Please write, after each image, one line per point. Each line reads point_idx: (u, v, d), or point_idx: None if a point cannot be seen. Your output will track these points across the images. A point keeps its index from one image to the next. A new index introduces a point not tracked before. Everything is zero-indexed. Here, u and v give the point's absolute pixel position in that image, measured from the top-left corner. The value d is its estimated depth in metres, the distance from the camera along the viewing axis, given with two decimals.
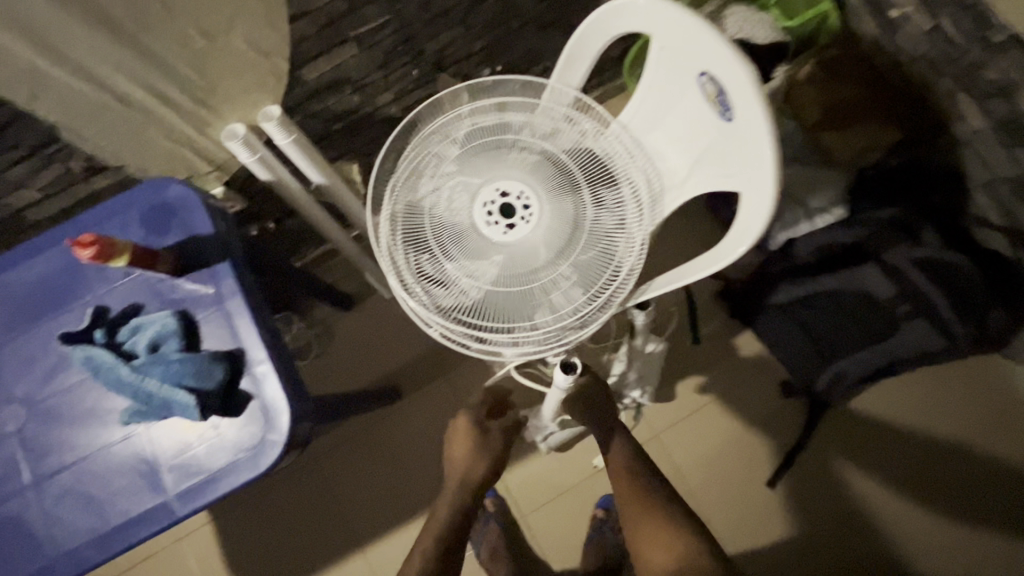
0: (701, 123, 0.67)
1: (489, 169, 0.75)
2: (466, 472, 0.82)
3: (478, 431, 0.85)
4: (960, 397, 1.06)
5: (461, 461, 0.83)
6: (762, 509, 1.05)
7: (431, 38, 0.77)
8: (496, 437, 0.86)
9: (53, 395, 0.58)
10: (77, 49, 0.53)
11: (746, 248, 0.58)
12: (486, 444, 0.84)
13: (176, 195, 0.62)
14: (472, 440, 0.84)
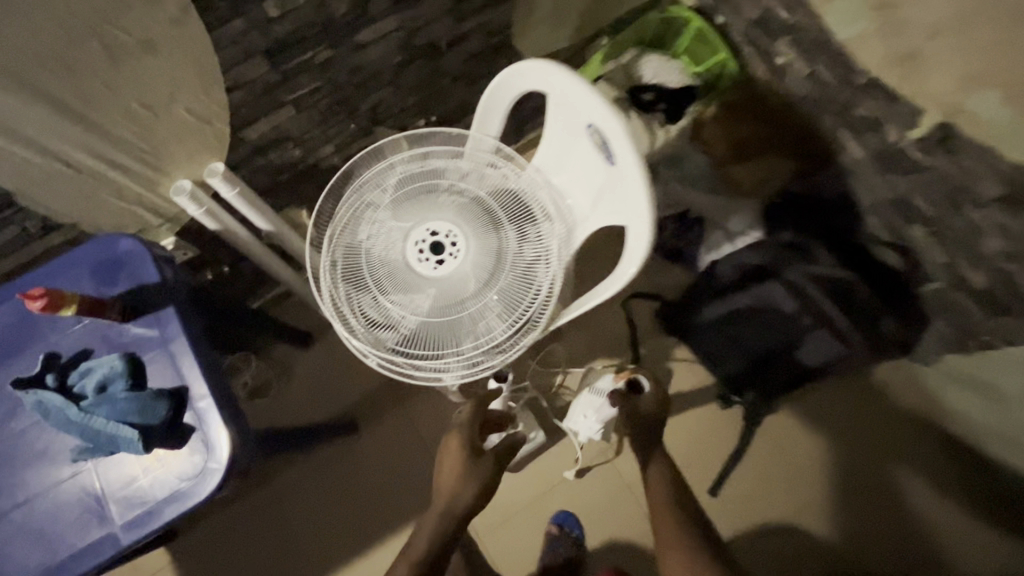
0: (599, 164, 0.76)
1: (419, 212, 0.83)
2: (454, 497, 0.84)
3: (470, 454, 0.86)
4: (891, 380, 1.17)
5: (453, 483, 0.84)
6: (773, 530, 1.12)
7: (364, 98, 0.86)
8: (491, 459, 0.87)
9: (5, 440, 0.62)
10: (31, 127, 0.60)
11: (634, 271, 0.66)
12: (477, 468, 0.85)
13: (125, 249, 0.68)
14: (469, 462, 0.85)
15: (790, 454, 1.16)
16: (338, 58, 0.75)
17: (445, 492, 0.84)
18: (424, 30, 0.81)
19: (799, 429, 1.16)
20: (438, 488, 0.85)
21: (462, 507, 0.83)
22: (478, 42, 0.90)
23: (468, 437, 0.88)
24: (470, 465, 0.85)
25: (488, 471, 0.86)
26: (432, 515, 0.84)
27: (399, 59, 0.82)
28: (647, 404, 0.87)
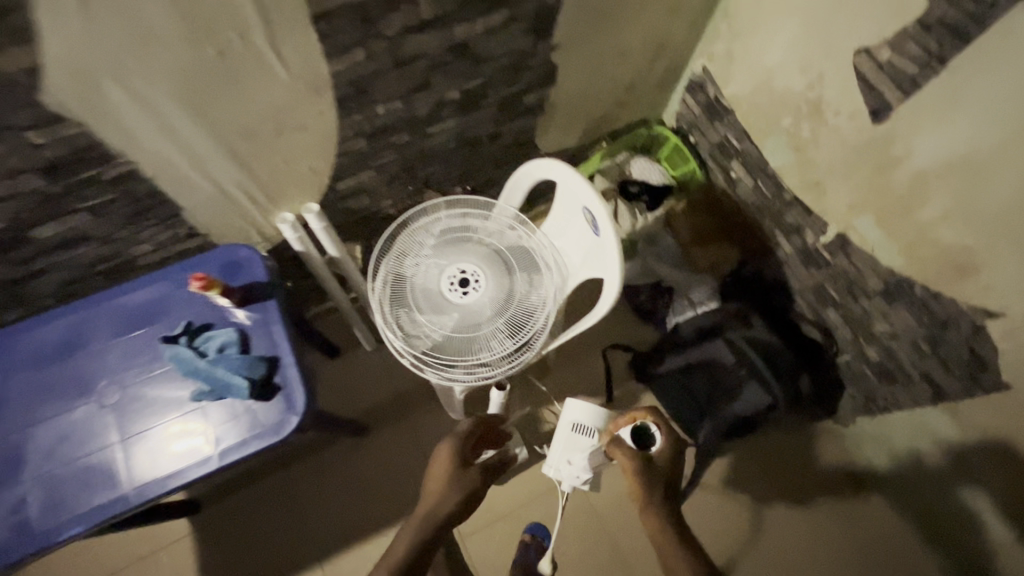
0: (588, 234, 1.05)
1: (453, 255, 1.11)
2: (437, 503, 0.99)
3: (459, 467, 1.04)
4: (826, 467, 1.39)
5: (439, 490, 1.00)
6: None
7: (422, 169, 1.16)
8: (474, 469, 1.04)
9: (146, 379, 0.87)
10: (217, 168, 0.87)
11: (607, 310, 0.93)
12: (461, 479, 1.02)
13: (245, 256, 0.95)
14: (454, 471, 1.03)
15: (740, 498, 1.37)
16: (410, 140, 1.05)
17: (430, 497, 1.00)
18: (473, 128, 1.12)
19: (744, 475, 1.39)
20: (424, 494, 1.01)
21: (443, 512, 0.98)
22: (508, 138, 1.22)
23: (458, 451, 1.06)
24: (455, 473, 1.02)
25: (470, 480, 1.03)
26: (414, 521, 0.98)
27: (452, 145, 1.13)
28: (662, 451, 0.94)
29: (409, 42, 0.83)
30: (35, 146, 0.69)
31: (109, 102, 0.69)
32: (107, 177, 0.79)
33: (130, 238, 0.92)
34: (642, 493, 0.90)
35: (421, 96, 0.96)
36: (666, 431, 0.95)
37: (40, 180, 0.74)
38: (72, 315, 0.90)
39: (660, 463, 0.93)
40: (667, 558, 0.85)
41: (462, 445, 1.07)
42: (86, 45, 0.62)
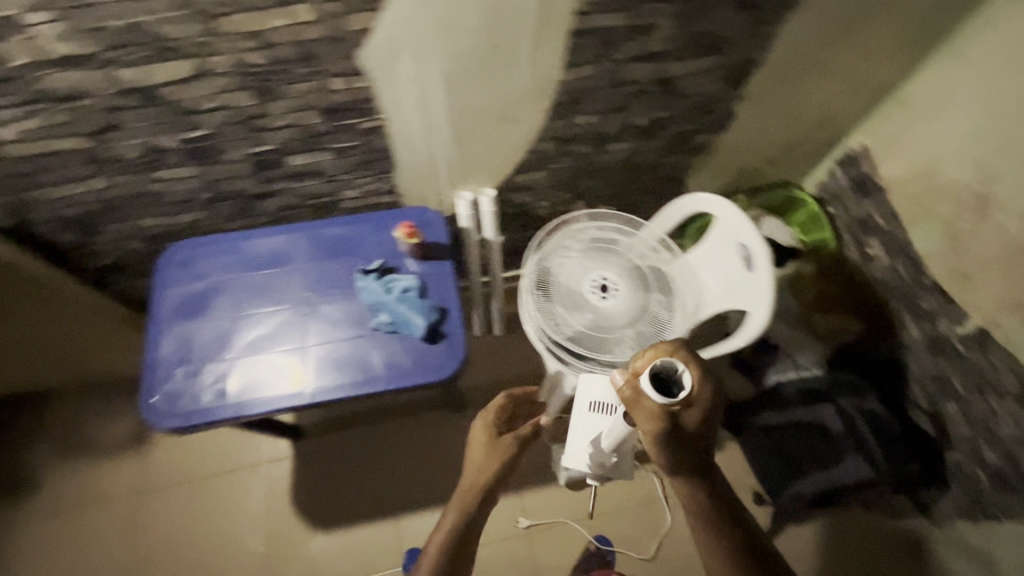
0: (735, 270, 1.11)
1: (598, 262, 1.21)
2: (480, 469, 1.08)
3: (493, 438, 1.13)
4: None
5: (479, 457, 1.09)
6: None
7: (584, 180, 1.27)
8: (504, 443, 1.12)
9: (336, 302, 1.00)
10: (437, 139, 1.01)
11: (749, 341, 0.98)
12: (496, 447, 1.11)
13: (431, 218, 1.08)
14: (487, 444, 1.11)
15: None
16: (587, 153, 1.17)
17: (472, 467, 1.09)
18: (642, 154, 1.22)
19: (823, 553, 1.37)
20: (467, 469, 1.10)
21: (484, 475, 1.07)
22: (664, 170, 1.31)
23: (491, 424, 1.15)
24: (489, 442, 1.11)
25: (502, 451, 1.11)
26: (459, 490, 1.05)
27: (618, 164, 1.24)
28: (697, 406, 0.75)
29: (629, 69, 0.95)
30: (329, 92, 0.85)
31: (396, 69, 0.84)
32: (360, 128, 0.94)
33: (345, 183, 1.07)
34: (676, 464, 0.75)
35: (615, 116, 1.07)
36: (692, 379, 0.75)
37: (316, 119, 0.89)
38: (284, 237, 1.06)
39: (694, 424, 0.75)
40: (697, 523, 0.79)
41: (490, 416, 1.16)
42: (407, 22, 0.77)
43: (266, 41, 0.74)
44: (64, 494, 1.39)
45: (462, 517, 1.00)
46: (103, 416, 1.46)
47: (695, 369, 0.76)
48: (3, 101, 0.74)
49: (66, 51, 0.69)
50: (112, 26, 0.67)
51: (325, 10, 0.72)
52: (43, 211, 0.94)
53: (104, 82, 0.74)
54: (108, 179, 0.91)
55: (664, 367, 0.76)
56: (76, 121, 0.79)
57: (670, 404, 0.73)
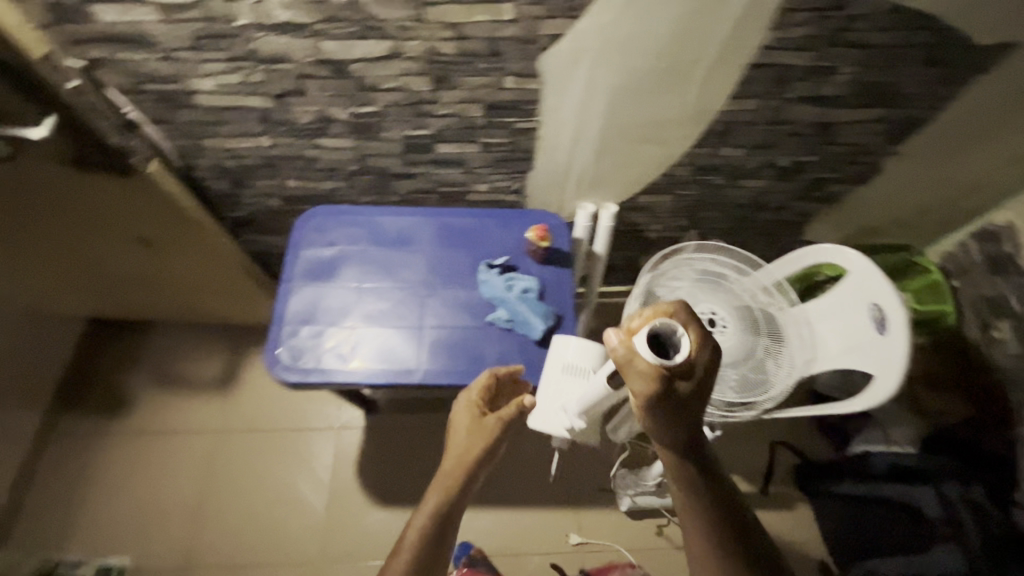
0: (859, 329, 1.07)
1: (708, 296, 1.19)
2: (462, 458, 0.85)
3: (474, 420, 0.88)
4: None
5: (459, 445, 0.86)
6: None
7: (705, 212, 1.25)
8: (489, 429, 0.87)
9: (456, 291, 1.03)
10: (581, 150, 1.02)
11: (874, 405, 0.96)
12: (479, 431, 0.87)
13: (555, 223, 1.09)
14: (469, 428, 0.87)
15: None
16: (719, 185, 1.15)
17: (451, 458, 0.85)
18: (772, 194, 1.19)
19: None
20: (446, 459, 0.85)
21: (465, 469, 0.83)
22: (787, 214, 1.28)
23: (470, 402, 0.89)
24: (470, 424, 0.88)
25: (486, 436, 0.87)
26: (435, 484, 0.82)
27: (745, 201, 1.21)
28: (696, 377, 0.61)
29: (792, 108, 0.94)
30: (501, 89, 0.87)
31: (571, 76, 0.85)
32: (514, 127, 0.95)
33: (480, 177, 1.09)
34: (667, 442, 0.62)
35: (760, 153, 1.05)
36: (692, 339, 0.62)
37: (478, 113, 0.92)
38: (412, 220, 1.09)
39: (687, 396, 0.61)
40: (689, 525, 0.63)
41: (473, 392, 0.89)
42: (599, 33, 0.78)
43: (463, 33, 0.77)
44: (148, 422, 1.45)
45: (438, 521, 0.78)
46: (196, 357, 1.53)
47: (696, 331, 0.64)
48: (216, 56, 0.79)
49: (287, 17, 0.73)
50: (335, 1, 0.71)
51: (528, 12, 0.74)
52: (209, 160, 1.01)
53: (309, 50, 0.78)
54: (273, 139, 0.96)
55: (663, 325, 0.65)
56: (269, 82, 0.84)
57: (663, 366, 0.61)
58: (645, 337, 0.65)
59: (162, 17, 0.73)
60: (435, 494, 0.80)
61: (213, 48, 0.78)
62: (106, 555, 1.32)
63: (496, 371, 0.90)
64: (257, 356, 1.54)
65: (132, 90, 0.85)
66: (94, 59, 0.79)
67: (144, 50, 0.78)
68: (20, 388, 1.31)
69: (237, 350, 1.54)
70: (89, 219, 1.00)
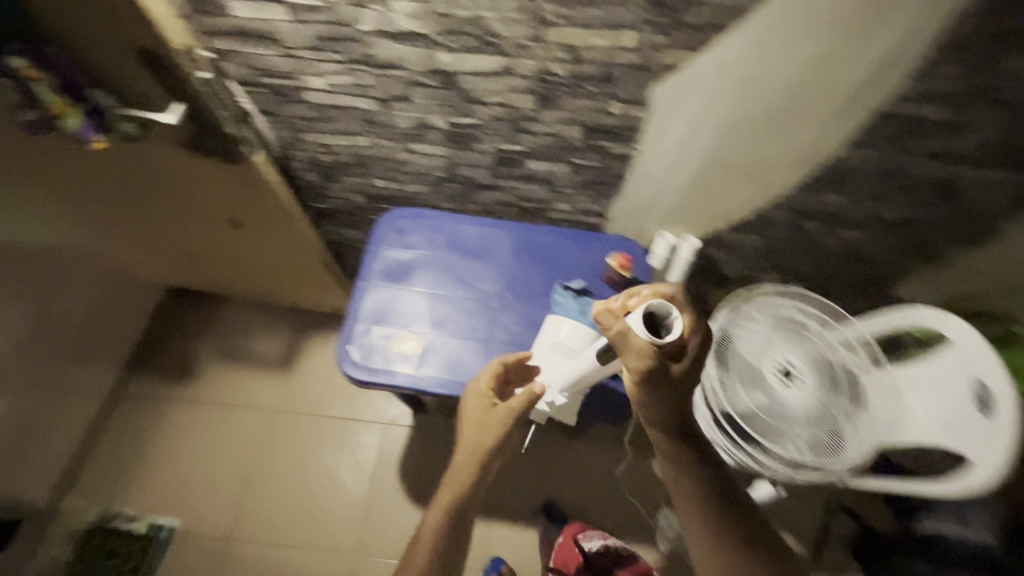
0: (957, 403, 0.97)
1: (786, 344, 1.12)
2: (470, 453, 0.84)
3: (483, 412, 0.86)
4: None
5: (468, 437, 0.85)
6: None
7: (791, 256, 1.19)
8: (496, 420, 0.85)
9: (529, 310, 1.02)
10: (673, 181, 0.99)
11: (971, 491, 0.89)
12: (487, 423, 0.85)
13: (635, 250, 1.06)
14: (478, 420, 0.85)
15: None
16: (813, 231, 1.09)
17: (463, 450, 0.85)
18: (869, 247, 1.12)
19: None
20: (457, 451, 0.85)
21: (473, 463, 0.84)
22: (881, 268, 1.20)
23: (478, 394, 0.87)
24: (477, 416, 0.86)
25: (495, 428, 0.85)
26: (449, 479, 0.84)
27: (838, 250, 1.15)
28: (684, 357, 0.68)
29: (913, 163, 0.88)
30: (605, 113, 0.85)
31: (681, 107, 0.82)
32: (611, 152, 0.93)
33: (564, 196, 1.08)
34: (660, 411, 0.70)
35: (866, 204, 0.99)
36: (682, 320, 0.69)
37: (576, 135, 0.91)
38: (491, 231, 1.08)
39: (676, 370, 0.68)
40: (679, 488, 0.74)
41: (482, 382, 0.88)
42: (721, 68, 0.75)
43: (579, 57, 0.76)
44: (210, 392, 1.52)
45: (450, 519, 0.81)
46: (260, 335, 1.58)
47: (687, 318, 0.70)
48: (333, 57, 0.81)
49: (409, 27, 0.74)
50: (458, 15, 0.72)
51: (651, 41, 0.72)
52: (306, 153, 1.04)
53: (423, 60, 0.79)
54: (370, 139, 0.98)
55: (657, 306, 0.70)
56: (378, 86, 0.85)
57: (657, 343, 0.67)
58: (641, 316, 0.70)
59: (290, 17, 0.75)
60: (448, 490, 0.83)
61: (332, 50, 0.80)
62: (159, 513, 1.39)
63: (506, 360, 0.90)
64: (317, 342, 1.58)
65: (249, 82, 0.88)
66: (220, 51, 0.82)
67: (268, 46, 0.80)
68: (103, 345, 1.39)
69: (299, 333, 1.59)
70: (195, 202, 1.05)
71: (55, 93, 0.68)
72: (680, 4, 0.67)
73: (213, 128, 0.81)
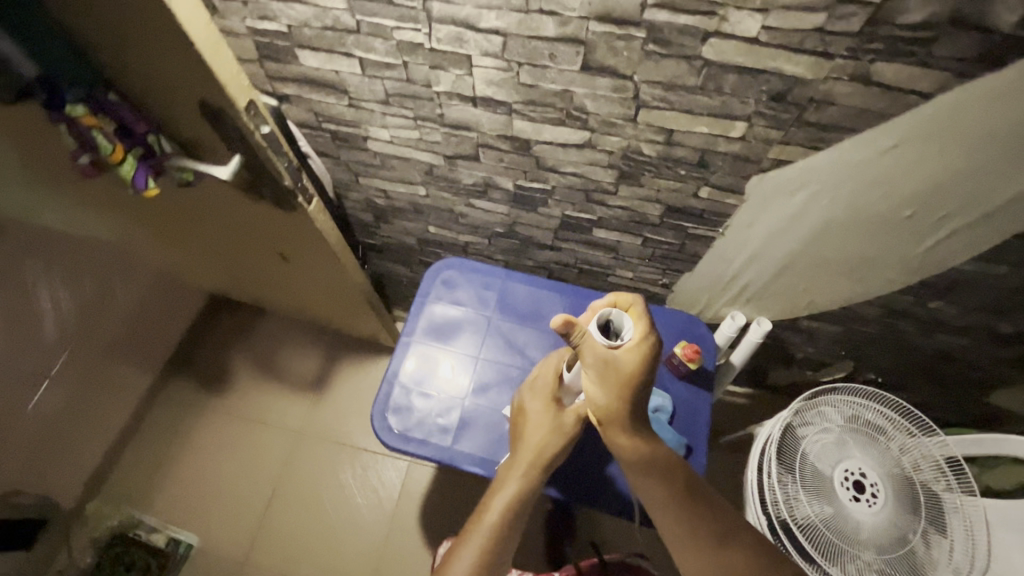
0: None
1: (861, 451, 1.00)
2: (533, 453, 0.72)
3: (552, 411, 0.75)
4: None
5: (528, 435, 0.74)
6: None
7: (872, 350, 1.07)
8: (562, 423, 0.74)
9: None
10: (754, 267, 0.89)
11: None
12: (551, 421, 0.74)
13: (700, 333, 0.97)
14: (545, 420, 0.74)
15: None
16: (906, 330, 0.97)
17: (530, 448, 0.73)
18: (967, 354, 1.00)
19: None
20: (520, 450, 0.73)
21: (535, 467, 0.71)
22: (976, 375, 1.07)
23: (547, 391, 0.76)
24: (540, 416, 0.75)
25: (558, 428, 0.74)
26: (498, 485, 0.71)
27: (930, 352, 1.02)
28: (640, 358, 0.65)
29: None
30: (692, 196, 0.76)
31: (781, 202, 0.73)
32: (689, 232, 0.84)
33: (628, 265, 0.99)
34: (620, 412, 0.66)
35: (980, 315, 0.87)
36: (639, 326, 0.66)
37: (654, 212, 0.82)
38: (545, 294, 1.00)
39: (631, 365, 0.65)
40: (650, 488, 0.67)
41: (547, 382, 0.77)
42: (837, 169, 0.65)
43: (674, 140, 0.67)
44: (239, 407, 1.50)
45: (513, 516, 0.67)
46: (294, 351, 1.56)
47: (643, 324, 0.67)
48: (402, 113, 0.75)
49: (488, 93, 0.67)
50: (545, 87, 0.64)
51: (762, 133, 0.62)
52: (360, 195, 0.99)
53: (498, 125, 0.72)
54: (428, 190, 0.92)
55: (606, 321, 0.69)
56: (445, 144, 0.79)
57: (608, 349, 0.65)
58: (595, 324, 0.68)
59: (361, 71, 0.69)
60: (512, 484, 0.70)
61: (401, 106, 0.74)
62: (177, 527, 1.37)
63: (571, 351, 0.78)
64: (351, 366, 1.54)
65: (310, 126, 0.83)
66: (284, 96, 0.77)
67: (335, 96, 0.75)
68: (143, 353, 1.38)
69: (333, 354, 1.55)
70: (238, 232, 1.00)
71: (107, 138, 0.64)
72: (806, 101, 0.57)
73: (272, 182, 0.75)
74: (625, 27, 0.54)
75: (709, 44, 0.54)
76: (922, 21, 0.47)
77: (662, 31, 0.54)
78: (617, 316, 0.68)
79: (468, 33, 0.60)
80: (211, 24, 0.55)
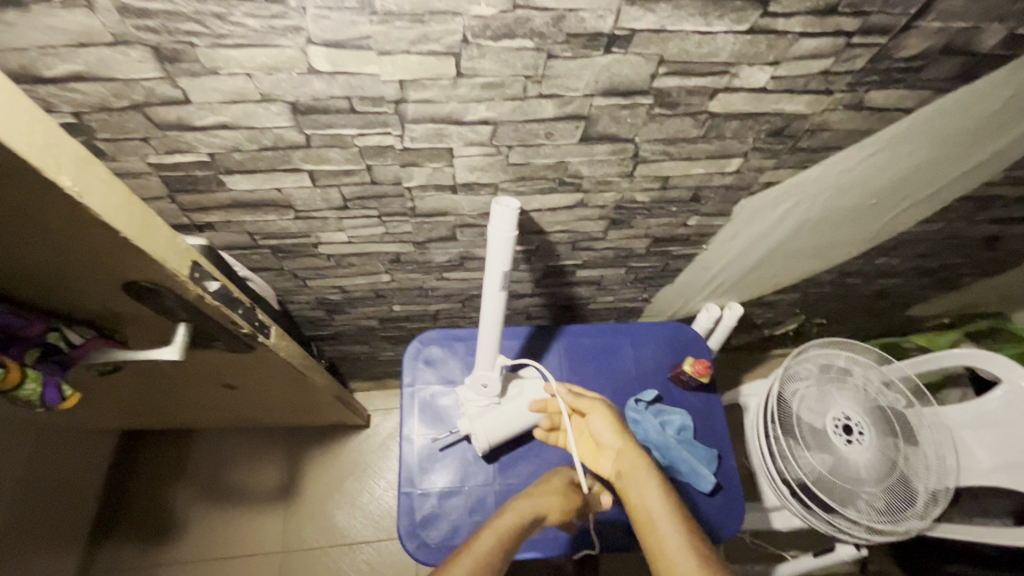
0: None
1: (838, 392, 0.94)
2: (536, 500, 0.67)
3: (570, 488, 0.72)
4: None
5: (544, 492, 0.69)
6: None
7: (823, 303, 1.17)
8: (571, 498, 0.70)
9: None
10: (730, 268, 0.91)
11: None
12: (570, 494, 0.71)
13: (691, 336, 0.97)
14: (561, 491, 0.71)
15: None
16: (854, 285, 1.06)
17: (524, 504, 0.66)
18: (898, 288, 1.13)
19: None
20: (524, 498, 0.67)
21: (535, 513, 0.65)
22: (904, 299, 1.22)
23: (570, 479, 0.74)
24: (564, 487, 0.71)
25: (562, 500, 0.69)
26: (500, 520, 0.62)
27: (869, 294, 1.15)
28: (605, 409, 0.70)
29: (976, 227, 0.86)
30: (680, 226, 0.75)
31: (764, 213, 0.74)
32: (673, 253, 0.84)
33: (609, 292, 0.97)
34: (620, 442, 0.67)
35: (916, 260, 0.98)
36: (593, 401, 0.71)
37: (641, 245, 0.80)
38: (535, 343, 0.93)
39: (614, 436, 0.67)
40: (634, 482, 0.62)
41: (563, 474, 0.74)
42: (822, 178, 0.66)
43: (669, 184, 0.65)
44: (199, 552, 1.21)
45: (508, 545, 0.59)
46: (243, 465, 1.29)
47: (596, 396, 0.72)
48: (363, 213, 0.64)
49: (471, 178, 0.59)
50: (537, 163, 0.57)
51: (757, 164, 0.62)
52: (309, 296, 0.85)
53: (480, 205, 0.64)
54: (393, 275, 0.81)
55: (501, 203, 0.53)
56: (416, 232, 0.69)
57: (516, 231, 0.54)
58: (493, 214, 0.54)
59: (310, 183, 0.57)
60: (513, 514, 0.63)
61: (362, 208, 0.63)
62: None
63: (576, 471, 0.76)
64: (320, 459, 1.32)
65: (243, 247, 0.68)
66: (208, 225, 0.62)
67: (276, 213, 0.62)
68: (56, 534, 1.06)
69: (296, 452, 1.31)
70: (164, 381, 0.79)
71: None
72: (801, 132, 0.57)
73: (224, 334, 0.61)
74: (632, 97, 0.49)
75: (715, 99, 0.51)
76: (919, 52, 0.48)
77: (671, 95, 0.50)
78: (512, 203, 0.54)
79: (451, 128, 0.51)
80: (133, 196, 0.40)
